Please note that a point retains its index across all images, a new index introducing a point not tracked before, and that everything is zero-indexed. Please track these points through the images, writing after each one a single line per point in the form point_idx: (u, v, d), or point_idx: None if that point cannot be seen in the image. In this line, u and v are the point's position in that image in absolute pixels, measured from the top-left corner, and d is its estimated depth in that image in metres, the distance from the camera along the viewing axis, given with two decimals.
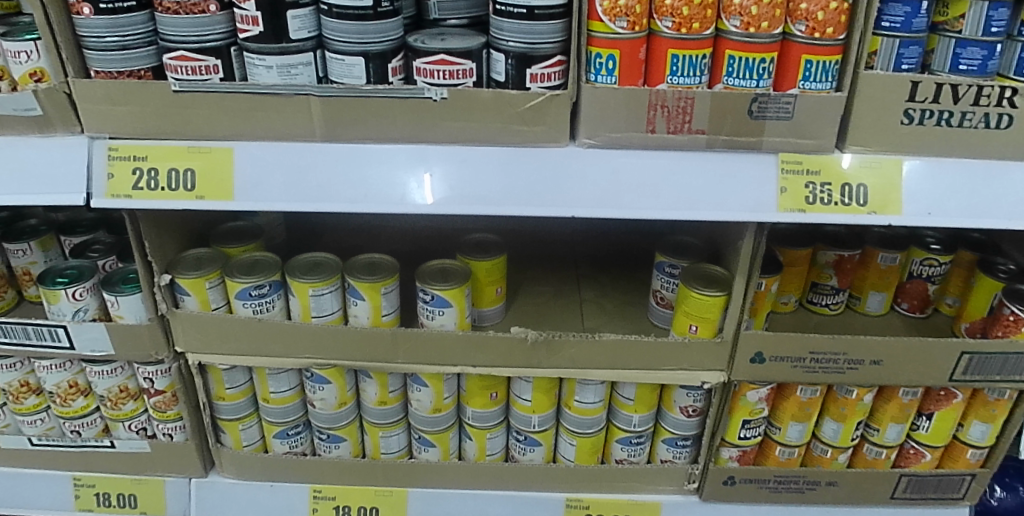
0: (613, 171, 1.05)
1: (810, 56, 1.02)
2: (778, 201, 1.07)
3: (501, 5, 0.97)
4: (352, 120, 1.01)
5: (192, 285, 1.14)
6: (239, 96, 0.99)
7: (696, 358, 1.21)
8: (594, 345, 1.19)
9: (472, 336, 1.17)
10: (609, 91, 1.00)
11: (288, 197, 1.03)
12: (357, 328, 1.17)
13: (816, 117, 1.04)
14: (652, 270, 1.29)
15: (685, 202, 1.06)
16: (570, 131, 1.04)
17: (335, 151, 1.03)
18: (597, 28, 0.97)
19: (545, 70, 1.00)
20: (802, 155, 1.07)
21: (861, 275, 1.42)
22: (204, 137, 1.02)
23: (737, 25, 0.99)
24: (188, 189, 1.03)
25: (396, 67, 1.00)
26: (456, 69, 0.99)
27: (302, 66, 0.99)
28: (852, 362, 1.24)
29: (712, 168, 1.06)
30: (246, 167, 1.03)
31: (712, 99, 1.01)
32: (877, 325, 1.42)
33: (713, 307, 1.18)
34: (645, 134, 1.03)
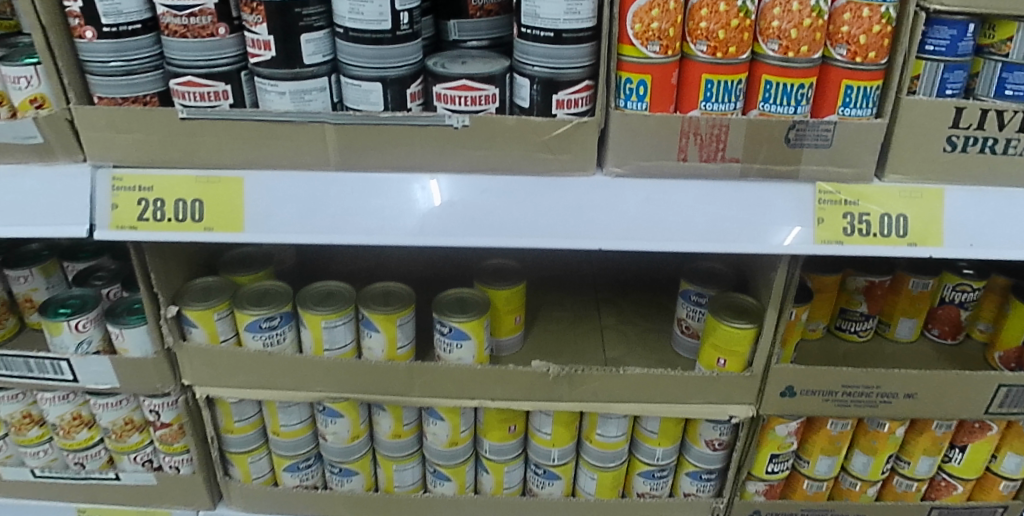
0: (642, 201, 1.00)
1: (850, 81, 0.97)
2: (815, 233, 1.02)
3: (526, 27, 0.92)
4: (367, 149, 0.95)
5: (200, 317, 1.10)
6: (249, 123, 0.93)
7: (723, 392, 1.16)
8: (618, 379, 1.14)
9: (491, 370, 1.12)
10: (640, 118, 0.94)
11: (302, 229, 0.98)
12: (371, 361, 1.12)
13: (855, 145, 0.99)
14: (677, 297, 1.24)
15: (717, 234, 1.01)
16: (597, 159, 0.99)
17: (349, 181, 0.97)
18: (629, 52, 0.92)
19: (572, 96, 0.95)
20: (841, 185, 1.02)
21: (891, 302, 1.36)
22: (213, 166, 0.97)
23: (775, 48, 0.94)
24: (195, 220, 0.98)
25: (414, 93, 0.95)
26: (478, 95, 0.94)
27: (316, 92, 0.94)
28: (885, 395, 1.19)
29: (747, 198, 1.01)
30: (257, 197, 0.98)
31: (747, 127, 0.96)
32: (907, 352, 1.36)
33: (742, 340, 1.13)
34: (677, 163, 0.98)
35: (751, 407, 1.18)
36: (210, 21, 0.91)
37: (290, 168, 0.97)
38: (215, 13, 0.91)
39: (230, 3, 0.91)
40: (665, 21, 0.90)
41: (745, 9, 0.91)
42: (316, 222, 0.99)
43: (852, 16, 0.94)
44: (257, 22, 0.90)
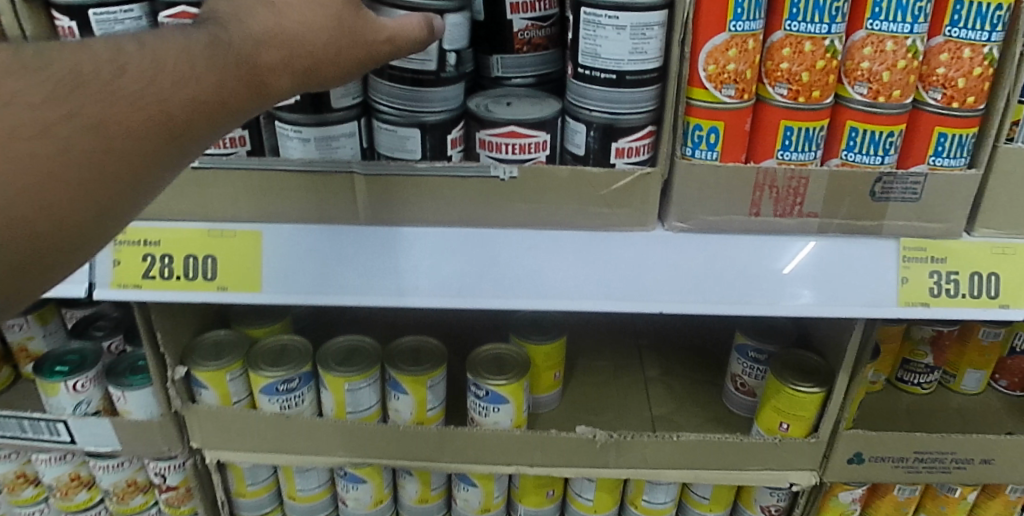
0: (705, 259, 0.90)
1: (944, 128, 0.86)
2: (900, 295, 0.92)
3: (583, 67, 0.81)
4: (401, 201, 0.84)
5: (211, 378, 0.99)
6: (268, 173, 0.82)
7: (784, 459, 1.05)
8: (671, 446, 1.03)
9: (531, 437, 1.01)
10: (710, 168, 0.83)
11: (328, 288, 0.88)
12: (399, 425, 1.01)
13: (947, 199, 0.88)
14: (730, 351, 1.14)
15: (788, 295, 0.91)
16: (657, 213, 0.88)
17: (380, 237, 0.87)
18: (699, 96, 0.81)
19: (634, 144, 0.84)
20: (927, 240, 0.91)
21: (958, 351, 1.25)
22: (227, 219, 0.86)
23: (863, 92, 0.84)
24: (208, 277, 0.88)
25: (456, 139, 0.85)
26: (527, 143, 0.83)
27: (344, 138, 0.84)
28: (959, 461, 1.07)
29: (823, 256, 0.91)
30: (276, 253, 0.87)
31: (829, 180, 0.85)
32: (973, 405, 1.25)
33: (808, 405, 1.03)
34: (748, 218, 0.87)
35: (813, 474, 1.07)
36: None
37: (314, 222, 0.86)
38: None
39: None
40: (743, 62, 0.79)
41: (833, 49, 0.80)
42: (343, 281, 0.88)
43: (950, 57, 0.84)
44: None
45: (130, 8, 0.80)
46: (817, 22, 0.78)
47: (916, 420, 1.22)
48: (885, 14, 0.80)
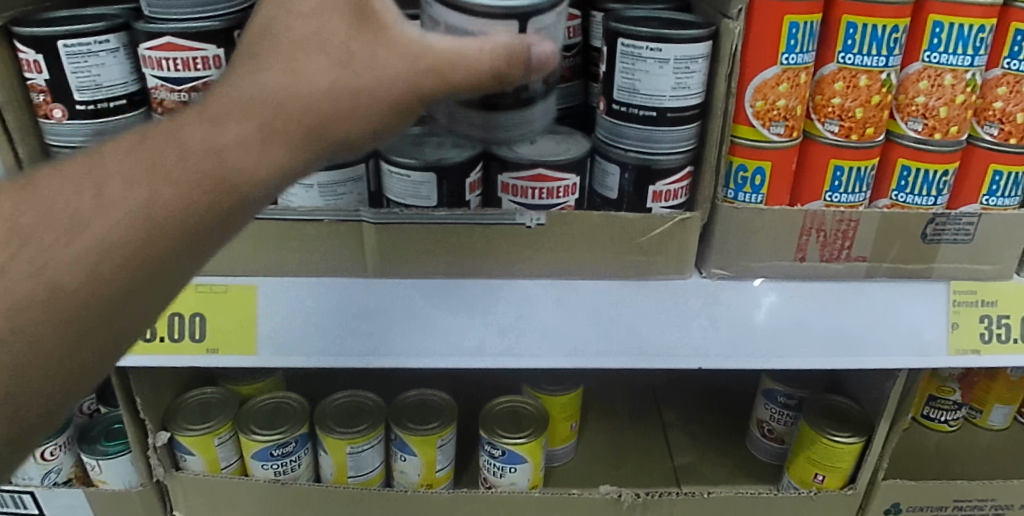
0: (745, 309, 0.82)
1: (999, 165, 0.82)
2: (950, 343, 0.85)
3: (618, 104, 0.73)
4: (413, 252, 0.75)
5: (197, 443, 0.89)
6: (266, 222, 0.73)
7: (819, 513, 0.96)
8: (701, 503, 0.96)
9: (551, 500, 0.92)
10: (755, 213, 0.76)
11: (333, 347, 0.79)
12: (404, 491, 0.92)
13: (1000, 240, 0.82)
14: (756, 396, 1.06)
15: (834, 346, 0.84)
16: (695, 259, 0.81)
17: (390, 289, 0.78)
18: (745, 133, 0.75)
19: (672, 186, 0.77)
20: (977, 282, 0.85)
21: (985, 385, 1.21)
22: (217, 273, 0.77)
23: (917, 128, 0.79)
24: (196, 339, 0.79)
25: (474, 182, 0.75)
26: (555, 186, 0.75)
27: (350, 183, 0.74)
28: (1000, 508, 1.01)
29: (869, 301, 0.84)
30: (273, 309, 0.78)
31: (880, 222, 0.78)
32: (1002, 441, 1.20)
33: (846, 455, 0.94)
34: (793, 263, 0.80)
35: None
36: None
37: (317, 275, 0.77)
38: None
39: None
40: (793, 97, 0.73)
41: (889, 84, 0.74)
42: (349, 338, 0.79)
43: (1009, 91, 0.78)
44: None
45: (105, 39, 0.69)
46: (874, 55, 0.72)
47: (948, 459, 1.16)
48: (943, 46, 0.74)
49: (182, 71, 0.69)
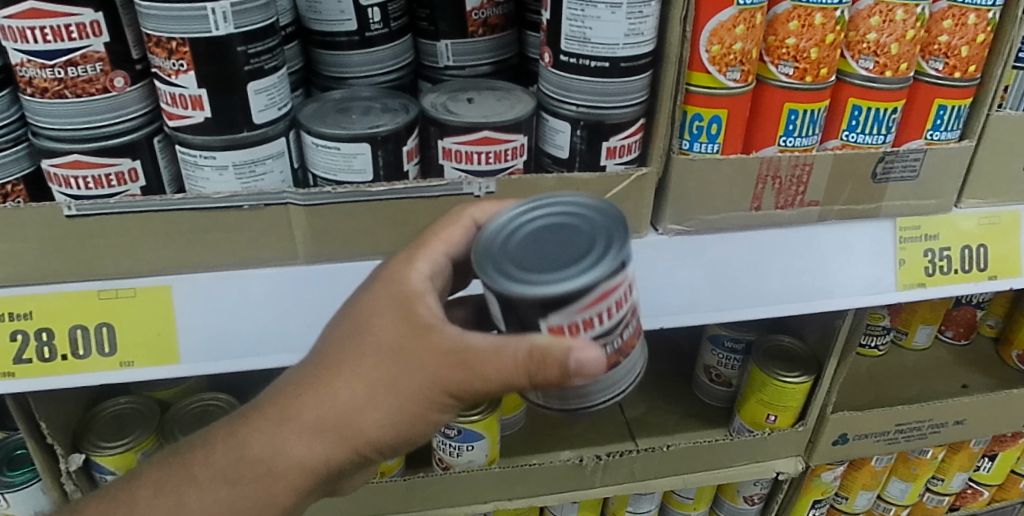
0: (703, 263, 0.79)
1: (943, 100, 0.80)
2: (898, 278, 0.86)
3: (565, 56, 0.67)
4: (347, 234, 0.67)
5: (119, 463, 0.80)
6: (177, 214, 0.63)
7: (772, 450, 0.98)
8: (663, 456, 0.95)
9: (667, 458, 0.96)
10: (711, 164, 0.72)
11: (269, 346, 0.70)
12: (438, 474, 0.90)
13: (943, 174, 0.82)
14: (702, 341, 1.05)
15: (794, 292, 0.82)
16: (650, 217, 0.76)
17: (326, 279, 0.70)
18: (699, 81, 0.70)
19: (625, 141, 0.71)
20: (920, 217, 0.85)
21: (910, 309, 1.26)
22: (121, 275, 0.66)
23: (868, 66, 0.76)
24: (106, 353, 0.68)
25: (411, 150, 0.68)
26: (503, 149, 0.68)
27: (270, 161, 0.65)
28: (936, 426, 1.06)
29: (823, 242, 0.83)
30: (196, 308, 0.68)
31: (833, 164, 0.76)
32: (926, 360, 1.26)
33: (797, 394, 0.94)
34: (749, 213, 0.77)
35: (798, 459, 1.01)
36: (100, 70, 0.59)
37: (241, 266, 0.68)
38: (107, 58, 0.59)
39: (128, 39, 0.60)
40: (749, 40, 0.68)
41: (842, 21, 0.71)
42: (285, 337, 0.71)
43: (954, 23, 0.76)
44: (178, 70, 0.59)
45: None
46: None
47: (880, 383, 1.20)
48: None
49: (52, 43, 0.57)
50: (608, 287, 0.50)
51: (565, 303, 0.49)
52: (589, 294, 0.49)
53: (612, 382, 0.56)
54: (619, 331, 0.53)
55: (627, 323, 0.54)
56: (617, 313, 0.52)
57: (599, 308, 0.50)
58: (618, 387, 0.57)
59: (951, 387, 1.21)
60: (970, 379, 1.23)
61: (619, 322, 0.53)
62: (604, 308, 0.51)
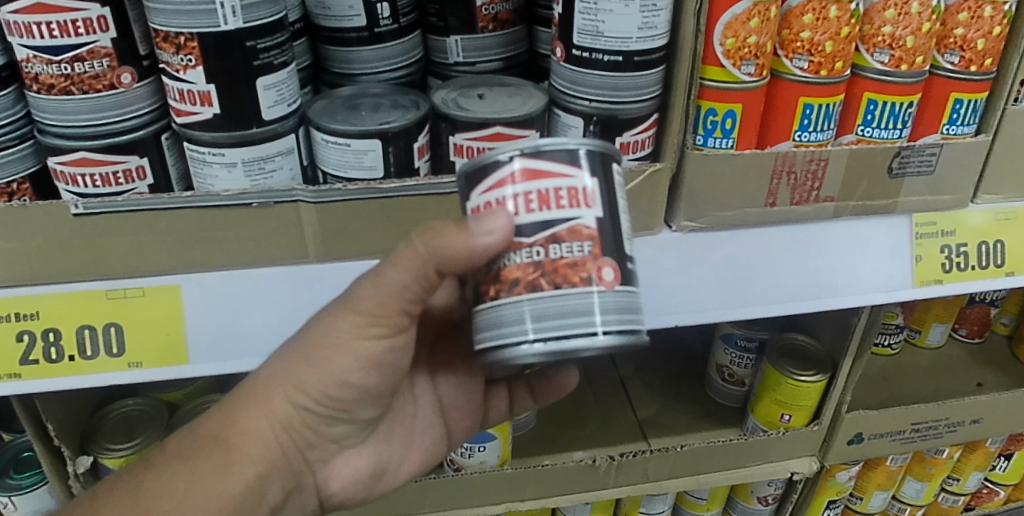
0: (717, 260, 0.78)
1: (959, 94, 0.79)
2: (914, 274, 0.85)
3: (577, 50, 0.66)
4: (358, 233, 0.67)
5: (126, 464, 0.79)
6: (186, 213, 0.62)
7: (787, 449, 0.97)
8: (677, 456, 0.94)
9: (680, 458, 0.95)
10: (725, 159, 0.71)
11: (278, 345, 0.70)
12: (449, 476, 0.89)
13: (960, 168, 0.81)
14: (714, 341, 1.03)
15: (810, 289, 0.81)
16: (664, 213, 0.75)
17: (337, 278, 0.69)
18: (713, 75, 0.69)
19: (639, 136, 0.70)
20: (937, 213, 0.84)
21: (923, 307, 1.25)
22: (129, 275, 0.65)
23: (884, 60, 0.75)
24: (114, 353, 0.67)
25: (422, 146, 0.67)
26: (515, 145, 0.67)
27: (279, 158, 0.64)
28: (952, 425, 1.04)
29: (838, 238, 0.82)
30: (205, 308, 0.68)
31: (849, 159, 0.75)
32: (939, 359, 1.25)
33: (812, 393, 0.93)
34: (764, 209, 0.76)
35: (813, 459, 0.99)
36: (107, 66, 0.59)
37: (250, 265, 0.67)
38: (114, 54, 0.58)
39: (135, 34, 0.59)
40: (764, 33, 0.67)
41: (857, 13, 0.70)
42: None
43: (970, 16, 0.76)
44: (187, 65, 0.58)
45: None
46: None
47: (894, 382, 1.18)
48: None
49: (58, 38, 0.56)
50: (524, 167, 0.52)
51: (483, 173, 0.53)
52: (503, 167, 0.52)
53: (575, 308, 0.52)
54: (532, 243, 0.52)
55: (550, 243, 0.52)
56: (529, 213, 0.52)
57: (510, 191, 0.52)
58: (588, 321, 0.52)
59: (966, 386, 1.19)
60: (985, 378, 1.21)
61: (534, 229, 0.52)
62: (531, 184, 0.52)
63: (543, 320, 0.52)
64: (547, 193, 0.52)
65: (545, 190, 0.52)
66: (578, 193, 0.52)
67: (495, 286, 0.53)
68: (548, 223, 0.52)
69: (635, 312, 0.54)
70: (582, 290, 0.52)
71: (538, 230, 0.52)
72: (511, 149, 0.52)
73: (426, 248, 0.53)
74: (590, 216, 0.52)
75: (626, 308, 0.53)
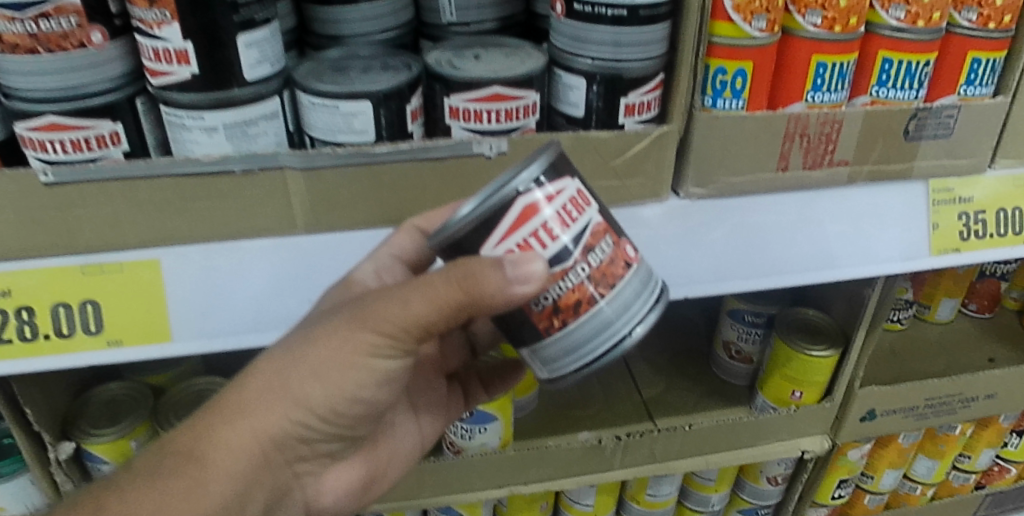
0: (727, 229, 0.75)
1: (977, 52, 0.75)
2: (931, 243, 0.82)
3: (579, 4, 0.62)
4: (349, 201, 0.63)
5: (110, 451, 0.76)
6: (165, 181, 0.59)
7: (798, 428, 0.94)
8: (684, 435, 0.91)
9: (687, 438, 0.91)
10: (736, 120, 0.67)
11: (267, 322, 0.66)
12: (451, 459, 0.86)
13: (979, 132, 0.77)
14: (719, 317, 1.00)
15: (824, 258, 0.78)
16: (671, 180, 0.72)
17: (327, 251, 0.65)
18: (723, 31, 0.65)
19: (645, 97, 0.66)
20: (953, 179, 0.81)
21: (933, 281, 1.21)
22: (106, 249, 0.62)
23: (900, 16, 0.71)
24: (91, 332, 0.64)
25: (415, 109, 0.63)
26: (514, 107, 0.63)
27: (263, 122, 0.60)
28: (966, 401, 1.01)
29: (852, 205, 0.78)
30: (188, 283, 0.64)
31: (864, 121, 0.71)
32: (949, 334, 1.22)
33: (823, 368, 0.90)
34: (776, 175, 0.73)
35: (824, 437, 0.96)
36: (76, 24, 0.55)
37: (237, 238, 0.63)
38: (82, 10, 0.54)
39: None
40: None
41: None
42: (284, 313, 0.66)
43: None
44: (161, 21, 0.55)
45: None
46: None
47: (904, 358, 1.15)
48: None
49: None
50: (519, 206, 0.51)
51: (484, 231, 0.51)
52: (492, 215, 0.51)
53: (604, 322, 0.54)
54: (572, 264, 0.52)
55: (586, 253, 0.53)
56: (556, 242, 0.52)
57: (524, 233, 0.51)
58: (627, 324, 0.55)
59: (977, 361, 1.16)
60: (996, 352, 1.18)
61: (567, 253, 0.52)
62: (535, 224, 0.51)
63: (595, 339, 0.54)
64: (558, 213, 0.52)
65: (557, 213, 0.52)
66: (577, 197, 0.53)
67: (551, 320, 0.54)
68: (574, 242, 0.52)
69: (655, 280, 0.57)
70: (607, 301, 0.53)
71: (570, 251, 0.52)
72: (504, 194, 0.50)
73: (465, 295, 0.50)
74: (595, 211, 0.54)
75: (642, 281, 0.56)
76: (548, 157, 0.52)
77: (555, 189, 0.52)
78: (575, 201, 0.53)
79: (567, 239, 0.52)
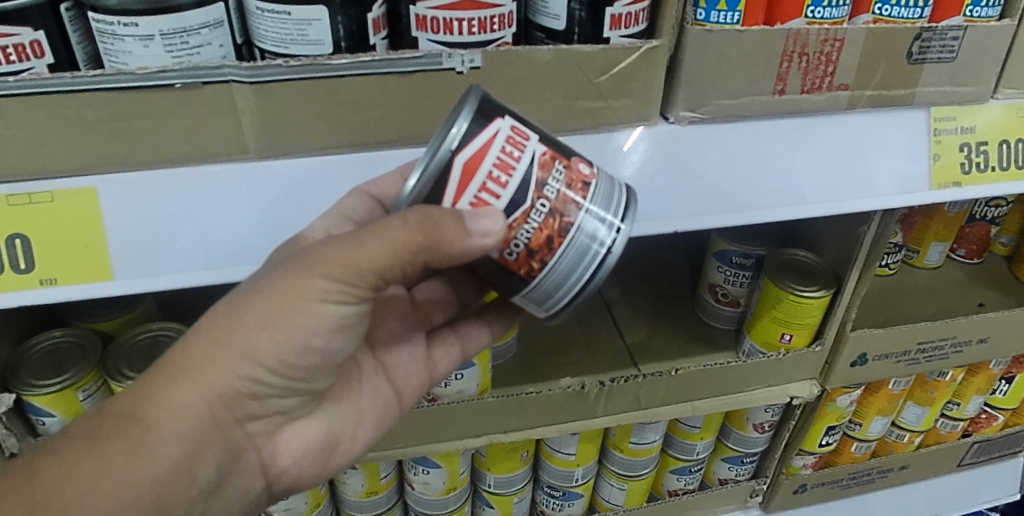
0: (719, 158, 0.70)
1: None
2: (932, 176, 0.77)
3: None
4: (306, 122, 0.57)
5: (56, 402, 0.70)
6: (95, 97, 0.52)
7: (787, 373, 0.90)
8: (670, 381, 0.87)
9: (673, 384, 0.88)
10: (730, 35, 0.62)
11: (218, 258, 0.60)
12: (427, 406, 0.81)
13: (987, 56, 0.72)
14: (705, 259, 0.96)
15: (820, 189, 0.73)
16: (659, 104, 0.66)
17: (284, 178, 0.60)
18: None
19: (631, 8, 0.60)
20: (955, 108, 0.76)
21: (923, 225, 1.18)
22: (34, 175, 0.55)
23: None
24: (21, 270, 0.58)
25: (378, 19, 0.57)
26: (489, 16, 0.57)
27: (206, 31, 0.54)
28: (958, 345, 0.98)
29: (850, 133, 0.73)
30: (129, 214, 0.58)
31: (866, 39, 0.66)
32: (938, 280, 1.19)
33: (814, 310, 0.86)
34: (771, 98, 0.67)
35: (813, 383, 0.94)
36: None
37: (180, 163, 0.57)
38: None
39: None
40: None
41: None
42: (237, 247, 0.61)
43: None
44: None
45: None
46: None
47: (894, 303, 1.12)
48: None
49: None
50: (459, 167, 0.52)
51: (439, 191, 0.52)
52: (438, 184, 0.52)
53: (581, 249, 0.55)
54: (530, 205, 0.53)
55: (540, 190, 0.53)
56: (507, 188, 0.53)
57: (474, 188, 0.52)
58: (604, 242, 0.55)
59: (967, 306, 1.13)
60: (986, 298, 1.15)
61: (520, 196, 0.53)
62: (479, 182, 0.52)
63: (579, 264, 0.55)
64: (501, 160, 0.52)
65: (499, 159, 0.52)
66: (516, 138, 0.53)
67: (535, 261, 0.55)
68: (522, 185, 0.53)
69: (619, 186, 0.57)
70: (577, 227, 0.54)
71: (524, 192, 0.53)
72: (441, 159, 0.52)
73: (422, 244, 0.50)
74: (536, 142, 0.54)
75: (608, 193, 0.56)
76: (472, 100, 0.52)
77: (489, 137, 0.52)
78: (514, 143, 0.53)
79: (517, 185, 0.53)
